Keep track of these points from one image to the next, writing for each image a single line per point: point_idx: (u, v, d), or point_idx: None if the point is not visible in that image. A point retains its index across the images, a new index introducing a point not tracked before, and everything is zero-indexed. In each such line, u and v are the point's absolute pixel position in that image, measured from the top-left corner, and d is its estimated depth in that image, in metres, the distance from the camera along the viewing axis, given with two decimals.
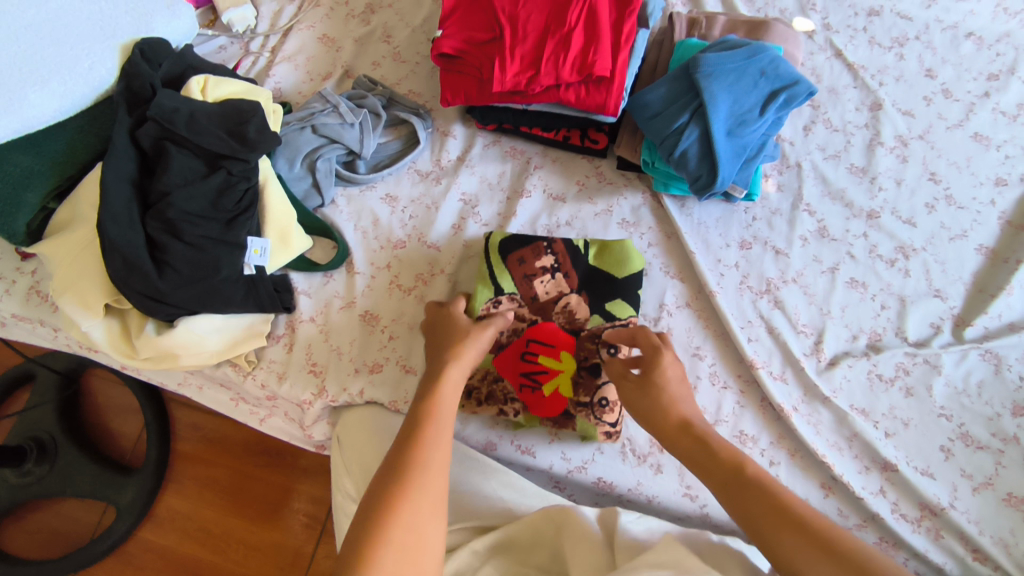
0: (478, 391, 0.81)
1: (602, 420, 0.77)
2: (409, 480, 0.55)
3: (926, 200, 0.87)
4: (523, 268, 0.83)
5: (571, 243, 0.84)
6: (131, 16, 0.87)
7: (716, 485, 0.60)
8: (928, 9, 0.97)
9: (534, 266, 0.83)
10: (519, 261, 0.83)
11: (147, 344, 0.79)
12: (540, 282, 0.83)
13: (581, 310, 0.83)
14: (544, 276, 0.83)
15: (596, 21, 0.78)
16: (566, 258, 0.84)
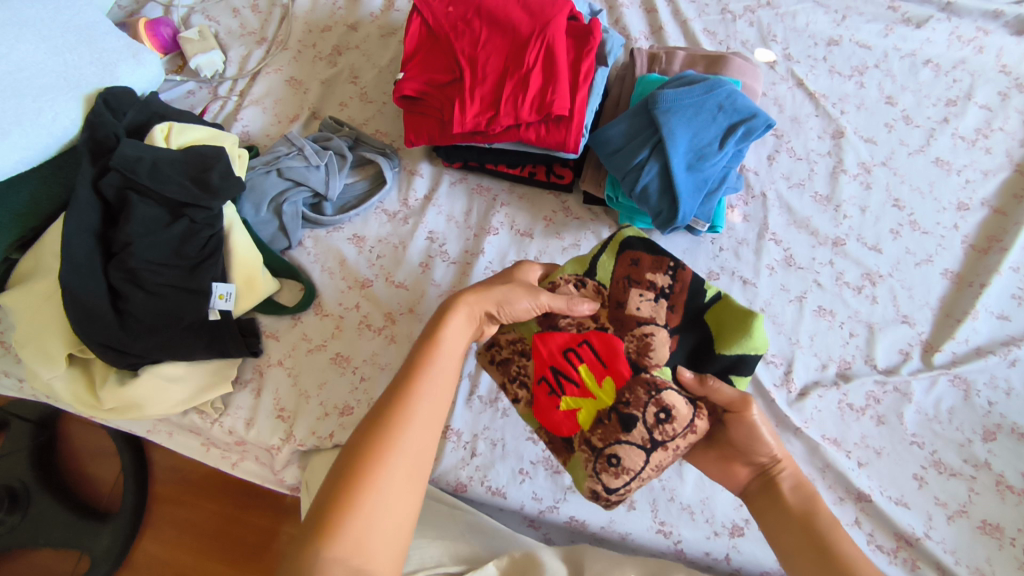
0: (498, 351, 0.72)
1: (597, 476, 0.62)
2: (390, 433, 0.51)
3: (891, 226, 0.88)
4: (632, 270, 0.71)
5: (701, 282, 0.70)
6: (96, 66, 0.88)
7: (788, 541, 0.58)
8: (886, 38, 0.98)
9: (651, 279, 0.70)
10: (632, 262, 0.71)
11: (110, 394, 0.78)
12: (639, 296, 0.69)
13: (659, 358, 0.66)
14: (650, 292, 0.69)
15: (554, 61, 0.79)
16: (681, 293, 0.69)
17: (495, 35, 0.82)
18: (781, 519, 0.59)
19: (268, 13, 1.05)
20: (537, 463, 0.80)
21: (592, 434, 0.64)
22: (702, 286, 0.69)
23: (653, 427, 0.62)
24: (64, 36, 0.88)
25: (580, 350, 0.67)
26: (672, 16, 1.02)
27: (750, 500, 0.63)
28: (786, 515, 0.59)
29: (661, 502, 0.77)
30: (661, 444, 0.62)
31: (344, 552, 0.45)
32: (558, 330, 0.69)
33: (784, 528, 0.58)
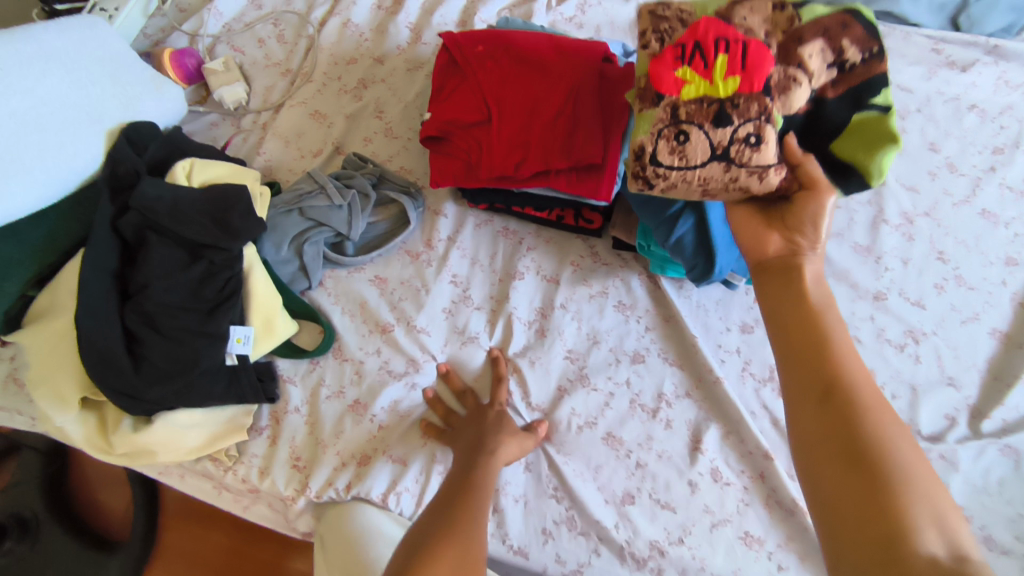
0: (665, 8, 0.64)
1: (657, 138, 0.60)
2: (457, 527, 0.62)
3: (935, 280, 0.84)
4: (836, 28, 0.61)
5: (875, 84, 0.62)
6: (119, 101, 0.87)
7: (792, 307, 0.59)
8: (928, 81, 0.95)
9: (845, 46, 0.61)
10: (842, 24, 0.61)
11: (123, 440, 0.76)
12: (812, 62, 0.60)
13: (786, 106, 0.60)
14: (819, 80, 0.61)
15: (588, 107, 0.76)
16: (858, 77, 0.61)
17: (526, 76, 0.79)
18: (793, 298, 0.59)
19: (294, 43, 1.04)
20: (561, 523, 0.76)
21: (684, 107, 0.59)
22: (874, 89, 0.61)
23: (734, 143, 0.59)
24: (88, 68, 0.86)
25: (729, 39, 0.59)
26: None
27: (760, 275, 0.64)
28: (799, 297, 0.59)
29: (692, 570, 0.74)
30: (730, 161, 0.59)
31: None
32: (726, 20, 0.60)
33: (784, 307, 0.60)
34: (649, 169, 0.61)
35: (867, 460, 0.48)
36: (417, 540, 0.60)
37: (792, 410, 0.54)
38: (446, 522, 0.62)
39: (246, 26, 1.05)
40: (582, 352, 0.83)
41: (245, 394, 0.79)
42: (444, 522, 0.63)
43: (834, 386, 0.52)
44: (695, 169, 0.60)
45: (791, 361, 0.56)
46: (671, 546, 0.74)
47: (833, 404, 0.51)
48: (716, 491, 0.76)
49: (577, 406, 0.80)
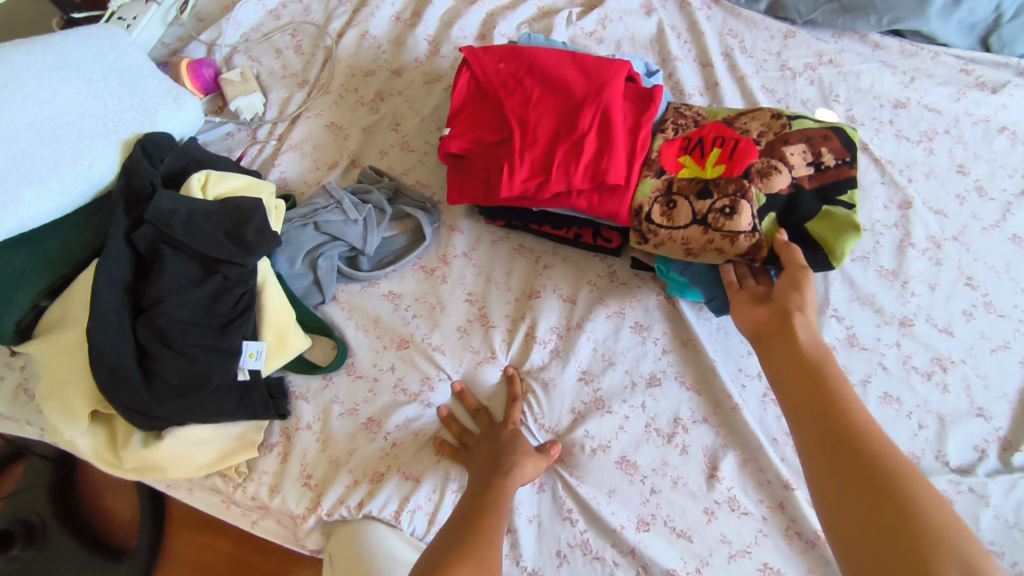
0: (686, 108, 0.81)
1: (653, 202, 0.74)
2: (475, 549, 0.60)
3: (964, 307, 0.82)
4: (818, 138, 0.74)
5: (847, 188, 0.72)
6: (136, 110, 0.86)
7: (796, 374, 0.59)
8: (957, 102, 0.93)
9: (823, 153, 0.73)
10: (824, 137, 0.74)
11: (132, 455, 0.75)
12: (793, 161, 0.73)
13: (763, 190, 0.72)
14: (797, 174, 0.73)
15: (610, 129, 0.75)
16: (829, 176, 0.73)
17: (548, 95, 0.78)
18: (792, 356, 0.60)
19: (311, 54, 1.03)
20: (575, 547, 0.75)
21: (678, 182, 0.74)
22: (842, 188, 0.72)
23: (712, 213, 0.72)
24: (107, 79, 0.87)
25: (727, 139, 0.76)
26: (728, 72, 0.98)
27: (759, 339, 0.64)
28: (800, 357, 0.59)
29: None
30: (709, 227, 0.72)
31: None
32: (729, 124, 0.77)
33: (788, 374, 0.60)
34: (642, 222, 0.74)
35: (918, 555, 0.44)
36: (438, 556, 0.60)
37: (824, 487, 0.51)
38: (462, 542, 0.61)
39: (265, 37, 1.04)
40: (598, 373, 0.81)
41: (253, 410, 0.77)
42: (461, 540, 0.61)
43: (874, 472, 0.50)
44: (679, 229, 0.73)
45: (819, 437, 0.54)
46: None
47: (858, 475, 0.50)
48: (734, 521, 0.74)
49: (591, 427, 0.78)
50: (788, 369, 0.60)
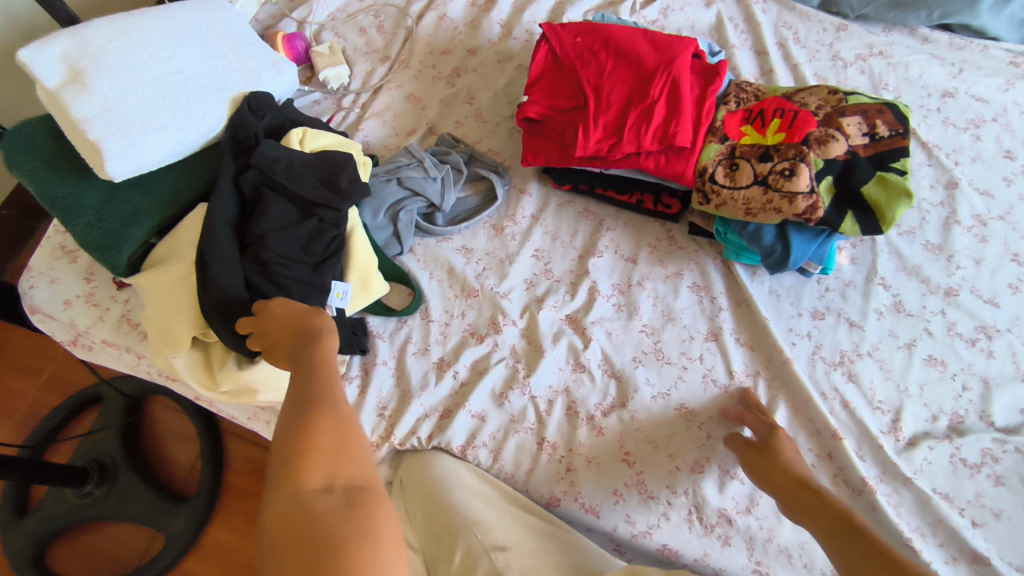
0: (749, 83, 0.87)
1: (717, 164, 0.81)
2: (323, 396, 0.51)
3: (1009, 281, 0.86)
4: (873, 112, 0.80)
5: (901, 156, 0.77)
6: (242, 73, 0.94)
7: (824, 533, 0.61)
8: (1004, 93, 0.98)
9: (878, 124, 0.79)
10: (879, 111, 0.80)
11: (228, 377, 0.82)
12: (850, 132, 0.79)
13: (821, 156, 0.78)
14: (853, 142, 0.78)
15: (679, 95, 0.81)
16: (884, 146, 0.78)
17: (620, 66, 0.84)
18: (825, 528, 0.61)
19: (392, 33, 1.11)
20: (631, 486, 0.79)
21: (740, 148, 0.81)
22: (896, 156, 0.77)
23: (773, 174, 0.78)
24: (217, 43, 0.95)
25: (786, 111, 0.82)
26: (783, 60, 1.04)
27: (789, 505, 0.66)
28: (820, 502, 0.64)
29: (759, 541, 0.76)
30: (768, 186, 0.77)
31: (318, 490, 0.44)
32: (788, 99, 0.84)
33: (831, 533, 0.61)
34: (706, 182, 0.81)
35: None
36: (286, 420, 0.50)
37: None
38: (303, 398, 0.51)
39: (350, 17, 1.13)
40: (657, 327, 0.87)
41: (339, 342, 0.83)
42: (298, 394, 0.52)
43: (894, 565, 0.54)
44: (741, 188, 0.79)
45: (851, 555, 0.57)
46: (738, 515, 0.77)
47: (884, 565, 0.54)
48: None
49: (651, 376, 0.84)
50: (823, 516, 0.62)
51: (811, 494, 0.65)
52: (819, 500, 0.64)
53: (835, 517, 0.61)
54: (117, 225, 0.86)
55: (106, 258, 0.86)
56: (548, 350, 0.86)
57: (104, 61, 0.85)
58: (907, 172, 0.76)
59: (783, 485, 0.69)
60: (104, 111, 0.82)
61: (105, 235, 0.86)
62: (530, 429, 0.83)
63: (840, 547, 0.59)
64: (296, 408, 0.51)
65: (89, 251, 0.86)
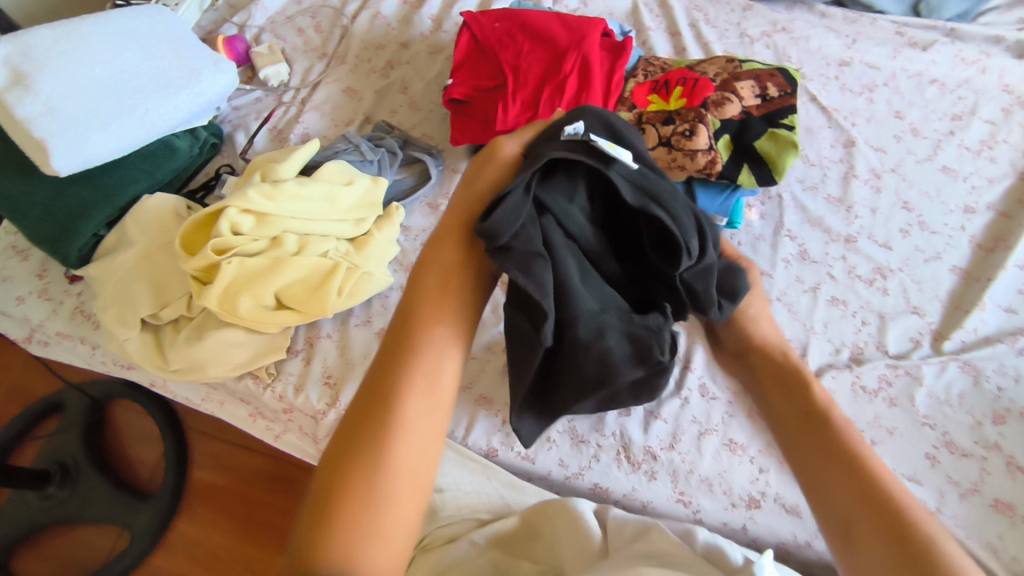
0: (655, 59, 0.95)
1: None
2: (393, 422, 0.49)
3: (901, 226, 0.94)
4: (764, 76, 0.88)
5: (790, 114, 0.85)
6: (183, 71, 0.99)
7: (794, 430, 0.60)
8: (893, 60, 1.07)
9: (769, 87, 0.87)
10: (770, 75, 0.88)
11: (179, 355, 0.87)
12: (743, 95, 0.87)
13: (717, 116, 0.85)
14: (747, 104, 0.87)
15: (589, 70, 0.88)
16: (775, 105, 0.86)
17: (536, 47, 0.91)
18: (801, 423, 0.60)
19: (330, 32, 1.17)
20: (564, 433, 0.85)
21: (647, 114, 0.88)
22: (785, 114, 0.85)
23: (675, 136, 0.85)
24: (159, 45, 1.00)
25: (688, 79, 0.89)
26: (695, 39, 1.12)
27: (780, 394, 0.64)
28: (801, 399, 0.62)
29: (682, 473, 0.81)
30: (670, 145, 0.84)
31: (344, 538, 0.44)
32: (690, 69, 0.91)
33: (802, 431, 0.59)
34: None
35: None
36: (355, 423, 0.50)
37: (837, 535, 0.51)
38: (382, 402, 0.50)
39: (288, 19, 1.19)
40: None
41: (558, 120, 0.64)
42: (380, 395, 0.51)
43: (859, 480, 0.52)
44: (647, 150, 0.85)
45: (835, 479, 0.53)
46: (662, 451, 0.83)
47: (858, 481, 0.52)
48: (703, 404, 0.85)
49: None
50: (796, 408, 0.61)
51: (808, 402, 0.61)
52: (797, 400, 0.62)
53: (811, 418, 0.59)
54: (68, 220, 0.91)
55: (57, 250, 0.91)
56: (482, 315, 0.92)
57: (47, 65, 0.90)
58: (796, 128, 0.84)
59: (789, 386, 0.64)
60: (48, 110, 0.86)
61: (59, 231, 0.91)
62: (468, 388, 0.88)
63: (808, 463, 0.56)
64: (374, 419, 0.49)
65: (43, 245, 0.91)
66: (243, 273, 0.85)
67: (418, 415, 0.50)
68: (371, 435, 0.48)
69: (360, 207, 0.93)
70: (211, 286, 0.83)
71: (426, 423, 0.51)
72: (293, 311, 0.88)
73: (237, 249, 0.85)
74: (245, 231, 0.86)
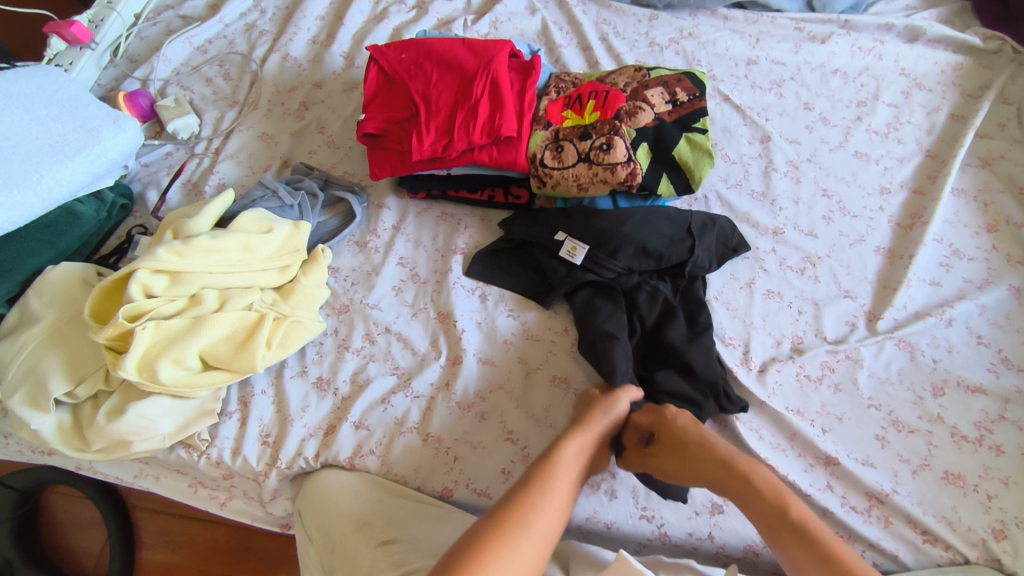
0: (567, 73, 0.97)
1: (543, 149, 0.88)
2: (520, 521, 0.61)
3: (823, 213, 0.96)
4: (671, 82, 0.91)
5: (700, 118, 0.89)
6: (78, 132, 0.94)
7: (761, 525, 0.68)
8: (797, 54, 1.10)
9: (678, 93, 0.90)
10: (677, 80, 0.92)
11: (98, 434, 0.79)
12: (653, 102, 0.89)
13: (632, 126, 0.88)
14: (659, 110, 0.89)
15: (500, 90, 0.88)
16: (686, 109, 0.89)
17: (445, 73, 0.91)
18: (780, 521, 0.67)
19: (239, 79, 1.14)
20: (517, 462, 0.81)
21: (563, 131, 0.89)
22: (696, 117, 0.89)
23: (593, 151, 0.86)
24: (48, 108, 0.95)
25: (599, 92, 0.91)
26: (607, 52, 1.13)
27: (673, 458, 0.73)
28: (754, 495, 0.69)
29: (642, 488, 0.79)
30: (589, 161, 0.86)
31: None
32: (601, 82, 0.93)
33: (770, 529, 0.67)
34: (537, 168, 0.87)
35: None
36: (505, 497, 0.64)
37: None
38: (544, 472, 0.67)
39: (194, 70, 1.15)
40: (522, 309, 0.91)
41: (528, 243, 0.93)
42: (542, 469, 0.67)
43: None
44: (567, 166, 0.86)
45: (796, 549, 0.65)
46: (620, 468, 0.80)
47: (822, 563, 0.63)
48: None
49: (523, 355, 0.88)
50: (743, 496, 0.69)
51: (742, 483, 0.69)
52: (737, 479, 0.70)
53: (772, 512, 0.67)
54: None
55: None
56: (423, 351, 0.89)
57: None
58: (708, 131, 0.88)
59: (710, 472, 0.71)
60: None
61: None
62: (414, 428, 0.84)
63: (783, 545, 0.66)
64: (533, 483, 0.65)
65: None
66: (160, 337, 0.80)
67: (560, 490, 0.65)
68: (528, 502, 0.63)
69: (281, 254, 0.89)
70: (127, 354, 0.77)
71: (553, 522, 0.63)
72: (221, 370, 0.83)
73: (153, 312, 0.80)
74: (158, 292, 0.81)
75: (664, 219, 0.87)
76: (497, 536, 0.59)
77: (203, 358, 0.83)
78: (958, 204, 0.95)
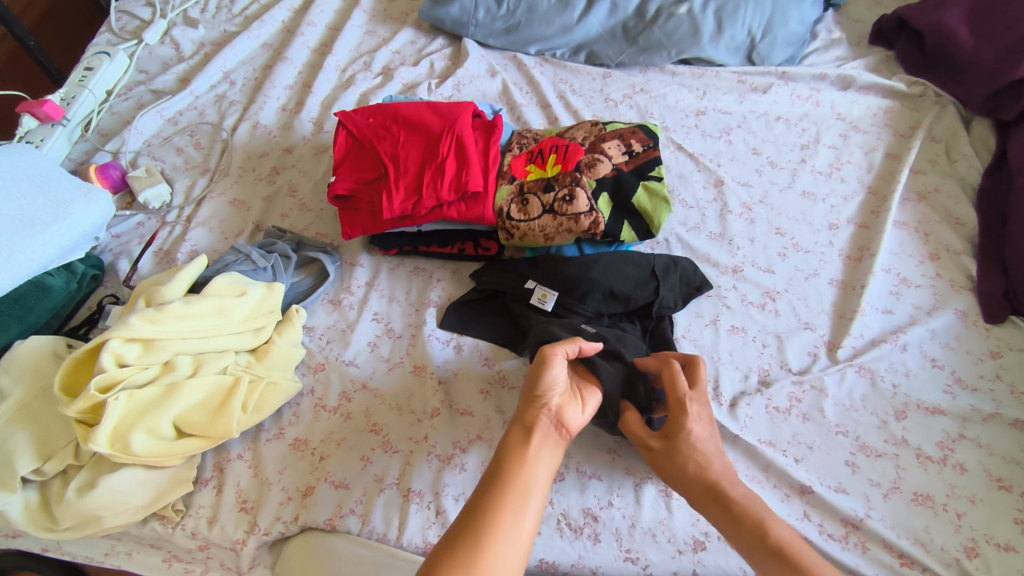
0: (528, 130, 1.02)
1: (510, 202, 0.91)
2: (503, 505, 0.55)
3: (778, 250, 1.01)
4: (626, 134, 0.97)
5: (655, 166, 0.94)
6: (49, 206, 0.95)
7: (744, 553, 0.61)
8: (741, 104, 1.18)
9: (633, 144, 0.96)
10: (632, 132, 0.97)
11: (68, 510, 0.77)
12: (610, 154, 0.95)
13: (592, 177, 0.92)
14: (616, 161, 0.94)
15: (465, 149, 0.92)
16: (642, 159, 0.95)
17: (412, 134, 0.95)
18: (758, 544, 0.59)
19: (210, 147, 1.17)
20: None
21: (527, 184, 0.93)
22: (652, 166, 0.94)
23: (557, 202, 0.90)
24: (17, 183, 0.95)
25: (559, 147, 0.96)
26: (565, 108, 1.20)
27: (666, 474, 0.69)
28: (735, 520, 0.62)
29: (625, 529, 0.80)
30: (553, 212, 0.90)
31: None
32: (561, 137, 0.98)
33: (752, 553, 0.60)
34: (504, 221, 0.91)
35: None
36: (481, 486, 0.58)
37: None
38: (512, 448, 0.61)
39: (165, 140, 1.18)
40: (496, 357, 0.93)
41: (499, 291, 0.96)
42: (503, 464, 0.60)
43: None
44: (533, 218, 0.90)
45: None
46: (602, 510, 0.81)
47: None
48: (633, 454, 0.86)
49: (501, 402, 0.89)
50: (726, 518, 0.63)
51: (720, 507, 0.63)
52: (720, 505, 0.64)
53: (752, 536, 0.60)
54: None
55: None
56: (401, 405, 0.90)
57: None
58: (663, 178, 0.94)
59: (695, 491, 0.66)
60: None
61: None
62: (394, 485, 0.83)
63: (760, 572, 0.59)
64: (495, 485, 0.57)
65: None
66: (133, 406, 0.79)
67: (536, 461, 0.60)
68: (489, 509, 0.55)
69: (256, 316, 0.90)
70: (98, 427, 0.76)
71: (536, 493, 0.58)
72: (195, 437, 0.82)
73: (127, 381, 0.80)
74: (131, 361, 0.81)
75: (629, 262, 0.91)
76: (481, 527, 0.53)
77: (178, 426, 0.82)
78: (901, 236, 1.01)
